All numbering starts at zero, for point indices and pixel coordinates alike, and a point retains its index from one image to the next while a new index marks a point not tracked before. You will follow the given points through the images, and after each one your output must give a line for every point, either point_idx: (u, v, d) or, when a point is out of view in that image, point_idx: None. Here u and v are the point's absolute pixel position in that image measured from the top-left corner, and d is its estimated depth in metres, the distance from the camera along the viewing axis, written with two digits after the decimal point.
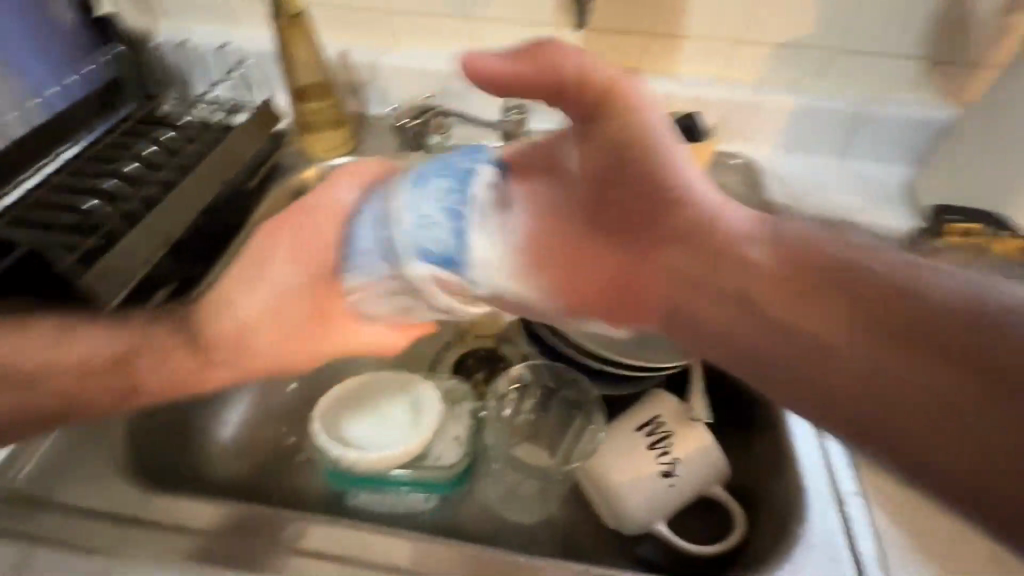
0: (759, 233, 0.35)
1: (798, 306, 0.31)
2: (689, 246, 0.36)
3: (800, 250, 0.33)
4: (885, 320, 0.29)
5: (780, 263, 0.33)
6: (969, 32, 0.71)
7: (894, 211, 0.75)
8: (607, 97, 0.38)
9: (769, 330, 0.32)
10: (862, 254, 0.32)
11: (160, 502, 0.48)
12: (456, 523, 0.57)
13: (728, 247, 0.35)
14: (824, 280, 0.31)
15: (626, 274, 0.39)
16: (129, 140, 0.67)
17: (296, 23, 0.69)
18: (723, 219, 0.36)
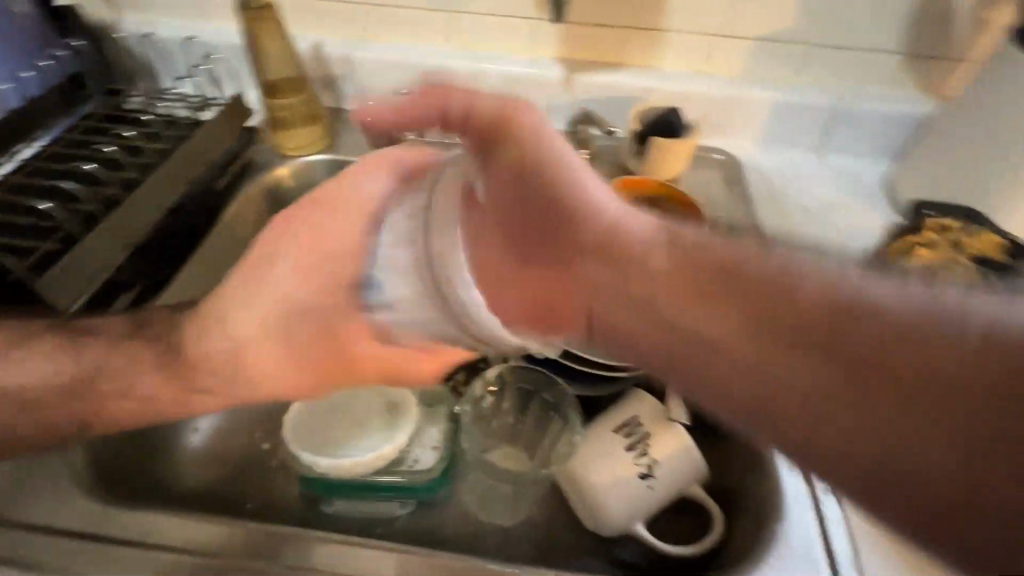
0: (654, 241, 0.38)
1: (704, 320, 0.34)
2: (599, 259, 0.38)
3: (688, 255, 0.36)
4: (816, 338, 0.31)
5: (676, 269, 0.36)
6: (948, 27, 0.70)
7: (872, 207, 0.75)
8: (504, 124, 0.41)
9: (679, 338, 0.35)
10: (781, 268, 0.33)
11: (128, 516, 0.46)
12: (433, 527, 0.56)
13: (629, 253, 0.37)
14: (743, 300, 0.33)
15: (549, 284, 0.40)
16: (91, 138, 0.65)
17: (264, 16, 0.66)
18: (625, 228, 0.38)
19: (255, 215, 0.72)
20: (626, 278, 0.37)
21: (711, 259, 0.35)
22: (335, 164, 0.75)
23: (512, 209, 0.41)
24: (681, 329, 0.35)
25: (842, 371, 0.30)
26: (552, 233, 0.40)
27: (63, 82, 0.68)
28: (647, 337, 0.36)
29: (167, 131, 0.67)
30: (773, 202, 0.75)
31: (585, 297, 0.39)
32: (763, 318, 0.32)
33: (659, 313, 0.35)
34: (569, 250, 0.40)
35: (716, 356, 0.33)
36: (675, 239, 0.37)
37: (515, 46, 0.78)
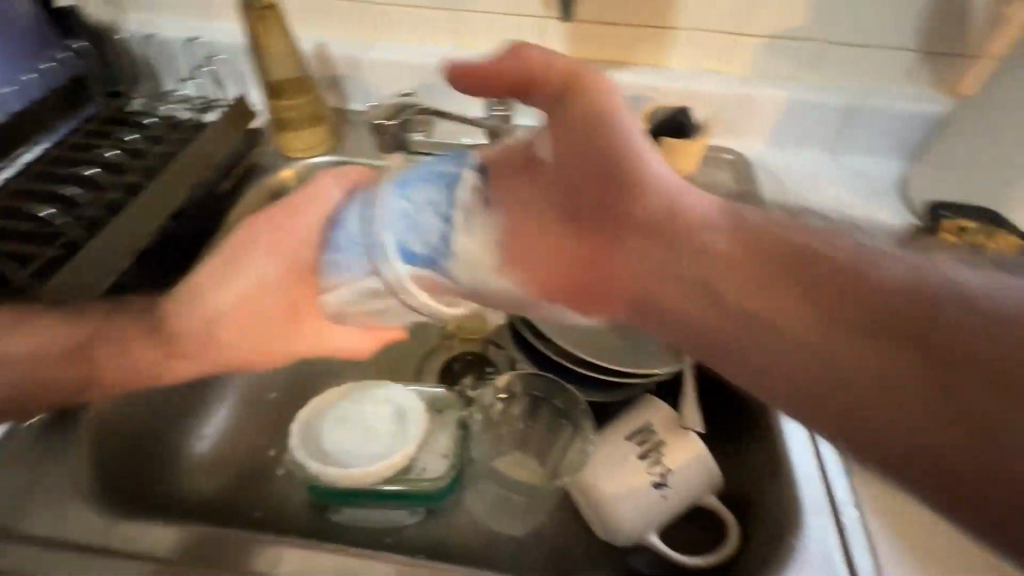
0: (719, 221, 0.37)
1: (767, 293, 0.33)
2: (648, 236, 0.38)
3: (752, 234, 0.36)
4: (869, 316, 0.30)
5: (735, 246, 0.36)
6: (966, 23, 0.69)
7: (888, 207, 0.74)
8: (573, 87, 0.41)
9: (742, 324, 0.34)
10: (818, 237, 0.35)
11: (133, 528, 0.45)
12: (442, 536, 0.55)
13: (693, 232, 0.37)
14: (812, 275, 0.33)
15: (593, 259, 0.40)
16: (93, 141, 0.64)
17: (267, 14, 0.65)
18: (684, 207, 0.38)
19: (259, 219, 0.71)
20: (686, 258, 0.37)
21: (784, 240, 0.35)
22: (340, 167, 0.73)
23: (565, 194, 0.42)
24: (735, 305, 0.34)
25: (905, 351, 0.29)
26: (601, 217, 0.40)
27: (64, 84, 0.67)
28: (681, 300, 0.36)
29: (171, 134, 0.66)
30: (786, 203, 0.74)
31: (625, 272, 0.39)
32: (820, 292, 0.32)
33: (704, 278, 0.36)
34: (610, 227, 0.40)
35: (775, 322, 0.33)
36: (740, 219, 0.37)
37: (522, 46, 0.76)
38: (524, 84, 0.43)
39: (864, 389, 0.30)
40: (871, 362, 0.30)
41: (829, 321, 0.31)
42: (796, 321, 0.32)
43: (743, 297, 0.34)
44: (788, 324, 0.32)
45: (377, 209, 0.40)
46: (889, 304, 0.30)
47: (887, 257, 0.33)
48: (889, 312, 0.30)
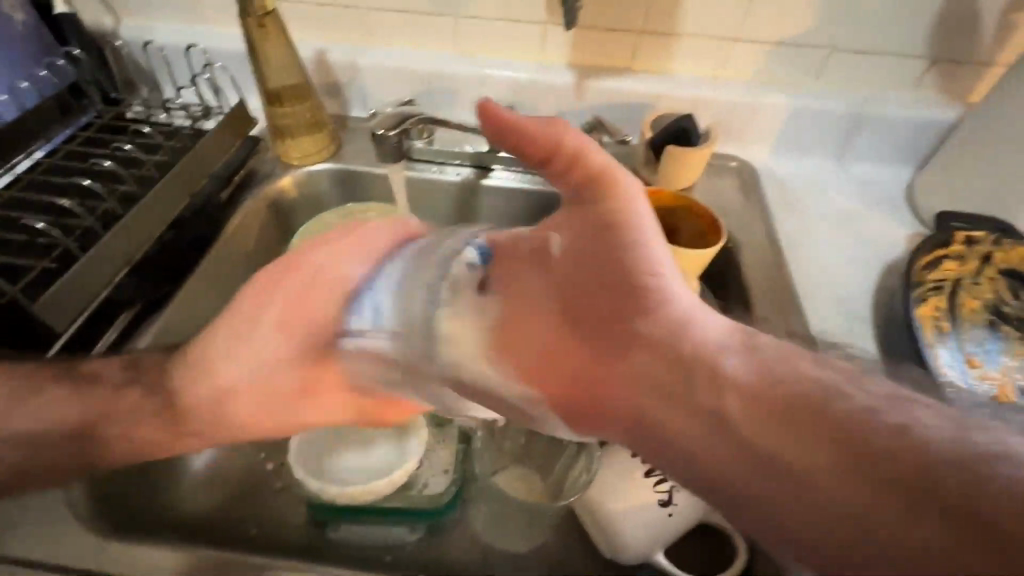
0: (732, 343, 0.30)
1: (784, 437, 0.27)
2: (657, 351, 0.31)
3: (773, 373, 0.29)
4: (906, 486, 0.24)
5: (753, 376, 0.29)
6: (975, 30, 0.67)
7: (893, 215, 0.73)
8: (599, 180, 0.36)
9: (739, 459, 0.27)
10: (835, 383, 0.28)
11: (125, 548, 0.44)
12: (444, 554, 0.53)
13: (699, 357, 0.30)
14: (821, 422, 0.26)
15: (586, 371, 0.33)
16: (89, 151, 0.63)
17: (267, 22, 0.63)
18: (697, 324, 0.31)
19: (256, 227, 0.70)
20: (698, 385, 0.29)
21: (795, 384, 0.28)
22: (342, 174, 0.74)
23: (578, 306, 0.34)
24: (745, 441, 0.27)
25: (932, 510, 0.23)
26: (613, 321, 0.32)
27: (60, 91, 0.66)
28: (666, 419, 0.30)
29: (167, 142, 0.66)
30: (791, 212, 0.73)
31: (620, 384, 0.31)
32: (843, 441, 0.25)
33: (711, 410, 0.29)
34: (618, 336, 0.32)
35: (715, 461, 0.28)
36: (755, 347, 0.30)
37: (524, 52, 0.75)
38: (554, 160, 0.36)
39: (871, 533, 0.24)
40: (826, 494, 0.25)
41: (873, 485, 0.24)
42: (710, 452, 0.28)
43: (768, 440, 0.27)
44: (776, 454, 0.27)
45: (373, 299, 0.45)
46: (906, 462, 0.24)
47: (867, 382, 0.28)
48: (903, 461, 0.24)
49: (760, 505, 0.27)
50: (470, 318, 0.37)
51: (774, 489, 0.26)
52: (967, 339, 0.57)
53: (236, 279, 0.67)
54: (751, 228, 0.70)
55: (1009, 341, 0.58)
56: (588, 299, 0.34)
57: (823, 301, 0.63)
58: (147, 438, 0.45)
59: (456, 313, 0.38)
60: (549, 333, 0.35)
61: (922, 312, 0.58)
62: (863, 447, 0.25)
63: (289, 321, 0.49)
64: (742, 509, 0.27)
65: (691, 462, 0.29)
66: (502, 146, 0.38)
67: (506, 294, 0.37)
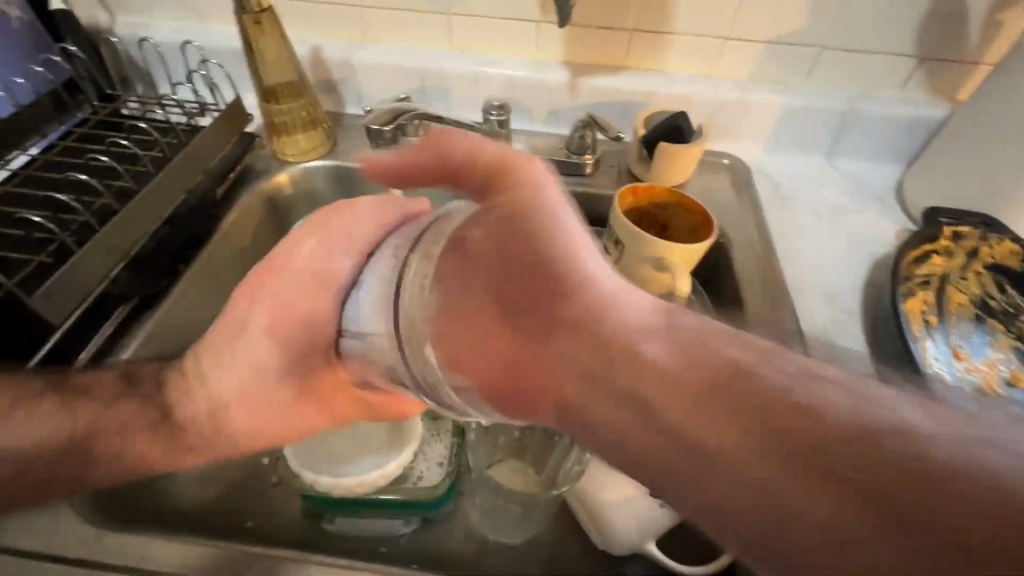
0: (657, 326, 0.29)
1: (709, 424, 0.25)
2: (579, 334, 0.29)
3: (694, 348, 0.28)
4: (828, 469, 0.22)
5: (676, 359, 0.27)
6: (962, 29, 0.68)
7: (882, 211, 0.74)
8: (503, 171, 0.36)
9: (655, 438, 0.26)
10: (756, 356, 0.27)
11: (119, 539, 0.45)
12: (439, 545, 0.54)
13: (619, 337, 0.29)
14: (741, 401, 0.25)
15: (520, 356, 0.30)
16: (85, 146, 0.64)
17: (263, 17, 0.63)
18: (619, 307, 0.30)
19: (253, 222, 0.70)
20: (616, 365, 0.28)
21: (711, 362, 0.27)
22: (338, 170, 0.74)
23: (500, 286, 0.32)
24: (670, 429, 0.26)
25: (843, 490, 0.22)
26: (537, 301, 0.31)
27: (54, 88, 0.66)
28: (603, 408, 0.28)
29: (163, 138, 0.66)
30: (782, 208, 0.74)
31: (551, 369, 0.30)
32: (763, 421, 0.24)
33: (637, 396, 0.27)
34: (545, 319, 0.31)
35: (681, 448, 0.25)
36: (672, 323, 0.30)
37: (518, 50, 0.76)
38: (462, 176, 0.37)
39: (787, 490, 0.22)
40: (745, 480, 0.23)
41: (779, 459, 0.23)
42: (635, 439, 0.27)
43: (681, 419, 0.26)
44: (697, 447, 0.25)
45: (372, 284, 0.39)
46: (837, 433, 0.23)
47: (780, 354, 0.27)
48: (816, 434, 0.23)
49: (686, 488, 0.25)
50: (423, 301, 0.33)
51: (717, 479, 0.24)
52: (955, 333, 0.58)
53: (232, 274, 0.67)
54: (744, 224, 0.71)
55: (994, 334, 0.59)
56: (510, 284, 0.32)
57: (814, 295, 0.64)
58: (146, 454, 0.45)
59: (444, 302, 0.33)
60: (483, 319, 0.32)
61: (911, 306, 0.59)
62: (785, 428, 0.24)
63: (273, 324, 0.47)
64: (673, 496, 0.26)
65: (623, 447, 0.28)
66: (402, 185, 0.40)
67: (444, 283, 0.33)
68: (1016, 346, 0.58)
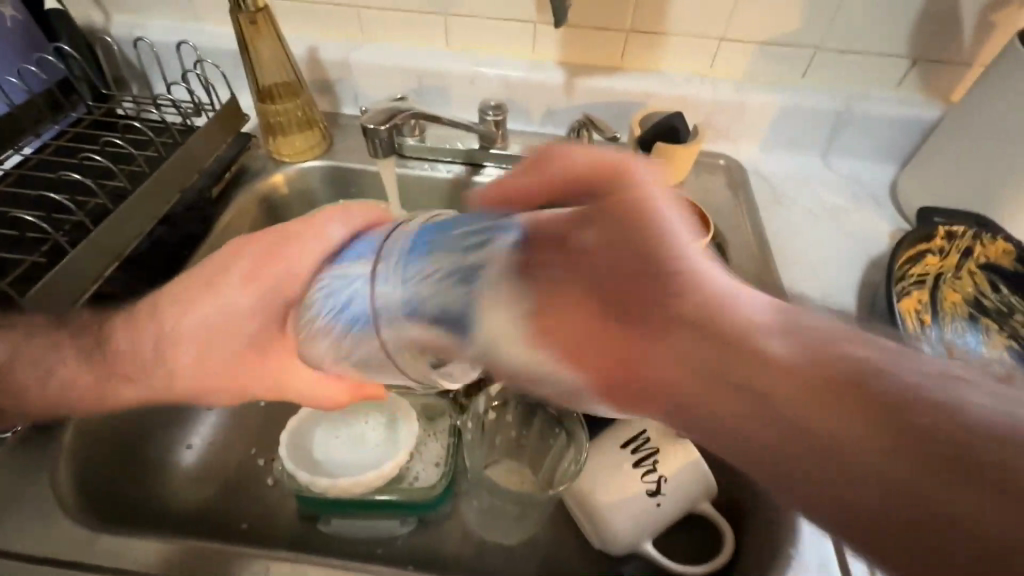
0: (777, 323, 0.28)
1: (839, 420, 0.25)
2: (699, 333, 0.29)
3: (818, 346, 0.27)
4: (956, 472, 0.23)
5: (801, 357, 0.27)
6: (955, 31, 0.69)
7: (877, 211, 0.74)
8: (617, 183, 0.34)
9: (784, 433, 0.27)
10: (889, 359, 0.27)
11: (112, 543, 0.44)
12: (436, 547, 0.54)
13: (741, 335, 0.28)
14: (875, 399, 0.25)
15: (627, 357, 0.30)
16: (80, 146, 0.63)
17: (258, 18, 0.63)
18: (738, 302, 0.29)
19: (249, 223, 0.70)
20: (737, 364, 0.28)
21: (837, 365, 0.27)
22: (334, 171, 0.74)
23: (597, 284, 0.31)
24: (796, 423, 0.26)
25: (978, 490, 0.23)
26: (639, 300, 0.30)
27: (49, 87, 0.66)
28: (721, 404, 0.28)
29: (158, 139, 0.65)
30: (778, 208, 0.74)
31: (660, 363, 0.29)
32: (899, 423, 0.25)
33: (763, 392, 0.27)
34: (654, 314, 0.30)
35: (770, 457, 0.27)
36: (795, 320, 0.29)
37: (513, 50, 0.76)
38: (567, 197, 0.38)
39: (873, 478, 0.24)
40: (845, 478, 0.25)
41: (921, 463, 0.24)
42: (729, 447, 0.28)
43: (807, 417, 0.26)
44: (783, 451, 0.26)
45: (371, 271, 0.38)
46: (973, 439, 0.23)
47: (911, 359, 0.27)
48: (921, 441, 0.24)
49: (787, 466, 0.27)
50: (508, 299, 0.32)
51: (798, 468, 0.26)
52: (949, 331, 0.59)
53: None
54: (740, 224, 0.71)
55: (988, 332, 0.60)
56: (616, 278, 0.31)
57: (809, 295, 0.65)
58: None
59: (507, 308, 0.32)
60: (585, 321, 0.31)
61: (905, 306, 0.59)
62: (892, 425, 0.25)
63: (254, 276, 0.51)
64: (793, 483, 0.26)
65: (724, 436, 0.28)
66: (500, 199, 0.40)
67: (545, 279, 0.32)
68: (1010, 343, 0.59)
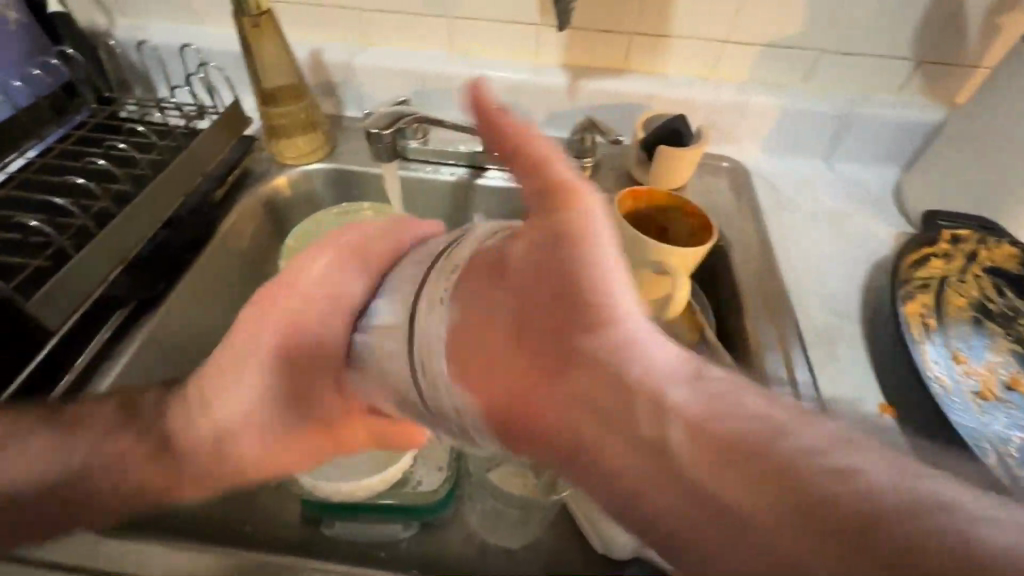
0: (683, 377, 0.29)
1: (745, 493, 0.25)
2: (598, 379, 0.28)
3: (729, 427, 0.27)
4: (846, 529, 0.23)
5: (703, 415, 0.27)
6: (960, 33, 0.69)
7: (881, 214, 0.74)
8: (556, 186, 0.32)
9: (677, 493, 0.26)
10: (772, 430, 0.26)
11: (118, 545, 0.45)
12: (439, 551, 0.54)
13: (647, 386, 0.28)
14: (764, 469, 0.25)
15: (525, 399, 0.29)
16: (84, 149, 0.64)
17: (262, 21, 0.63)
18: (647, 356, 0.29)
19: (251, 226, 0.70)
20: (639, 418, 0.27)
21: (754, 430, 0.27)
22: (337, 174, 0.74)
23: (529, 299, 0.30)
24: (690, 485, 0.26)
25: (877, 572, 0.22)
26: (558, 342, 0.29)
27: (53, 91, 0.66)
28: (613, 451, 0.28)
29: (161, 142, 0.66)
30: (782, 210, 0.74)
31: (559, 414, 0.29)
32: (778, 480, 0.25)
33: (660, 446, 0.27)
34: (573, 356, 0.29)
35: (647, 503, 0.27)
36: (705, 384, 0.29)
37: (517, 53, 0.76)
38: (512, 159, 0.34)
39: (730, 517, 0.25)
40: (680, 510, 0.26)
41: (818, 535, 0.23)
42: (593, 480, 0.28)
43: (705, 477, 0.26)
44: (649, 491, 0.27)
45: (395, 275, 0.38)
46: (862, 519, 0.23)
47: (808, 421, 0.27)
48: (777, 485, 0.25)
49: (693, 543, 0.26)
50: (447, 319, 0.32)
51: (654, 501, 0.27)
52: (954, 336, 0.58)
53: (231, 277, 0.67)
54: (743, 227, 0.71)
55: (993, 337, 0.59)
56: (536, 318, 0.30)
57: (813, 298, 0.64)
58: (143, 479, 0.44)
59: (443, 308, 0.32)
60: (499, 335, 0.30)
61: (910, 309, 0.59)
62: (720, 456, 0.26)
63: (284, 347, 0.46)
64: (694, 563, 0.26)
65: (638, 502, 0.27)
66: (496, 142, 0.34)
67: (466, 301, 0.32)
68: (1014, 349, 0.58)
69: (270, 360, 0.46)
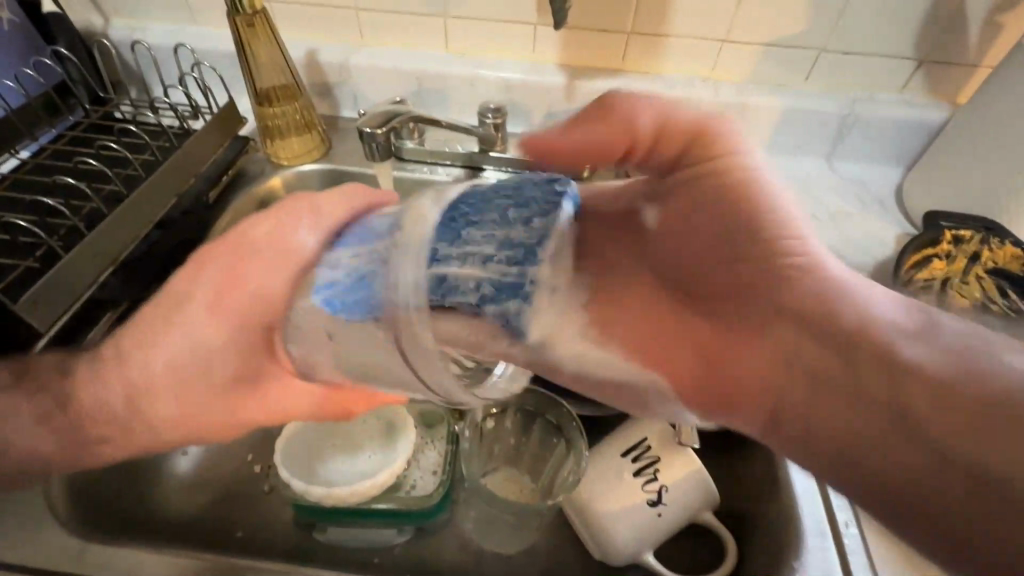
0: (875, 326, 0.33)
1: (868, 423, 0.31)
2: (777, 341, 0.36)
3: (850, 335, 0.33)
4: (952, 436, 0.28)
5: (838, 360, 0.33)
6: (962, 31, 0.68)
7: (882, 214, 0.73)
8: (698, 141, 0.38)
9: (844, 439, 0.32)
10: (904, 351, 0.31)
11: (107, 552, 0.44)
12: (434, 558, 0.53)
13: (791, 351, 0.35)
14: (876, 407, 0.31)
15: (704, 361, 0.39)
16: (76, 149, 0.63)
17: (257, 21, 0.63)
18: (823, 323, 0.34)
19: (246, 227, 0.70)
20: (789, 369, 0.35)
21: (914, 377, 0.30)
22: (332, 174, 0.73)
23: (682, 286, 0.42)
24: (833, 432, 0.32)
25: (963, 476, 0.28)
26: (725, 297, 0.39)
27: (46, 90, 0.65)
28: (793, 404, 0.35)
29: (154, 142, 0.65)
30: None
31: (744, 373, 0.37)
32: (886, 406, 0.31)
33: (838, 404, 0.32)
34: (753, 323, 0.38)
35: (807, 437, 0.34)
36: (901, 328, 0.32)
37: (514, 51, 0.75)
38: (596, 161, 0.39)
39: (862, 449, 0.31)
40: (847, 429, 0.32)
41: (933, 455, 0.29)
42: (756, 404, 0.37)
43: (855, 422, 0.31)
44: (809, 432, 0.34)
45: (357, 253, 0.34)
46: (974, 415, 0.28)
47: (936, 330, 0.32)
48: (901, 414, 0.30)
49: (840, 456, 0.32)
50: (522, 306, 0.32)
51: (815, 431, 0.33)
52: None
53: None
54: None
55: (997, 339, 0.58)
56: (710, 288, 0.40)
57: None
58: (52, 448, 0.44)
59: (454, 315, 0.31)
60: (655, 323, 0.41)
61: None
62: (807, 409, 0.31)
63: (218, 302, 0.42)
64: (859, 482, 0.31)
65: (802, 441, 0.34)
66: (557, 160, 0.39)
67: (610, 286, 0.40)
68: None
69: (200, 314, 0.42)
